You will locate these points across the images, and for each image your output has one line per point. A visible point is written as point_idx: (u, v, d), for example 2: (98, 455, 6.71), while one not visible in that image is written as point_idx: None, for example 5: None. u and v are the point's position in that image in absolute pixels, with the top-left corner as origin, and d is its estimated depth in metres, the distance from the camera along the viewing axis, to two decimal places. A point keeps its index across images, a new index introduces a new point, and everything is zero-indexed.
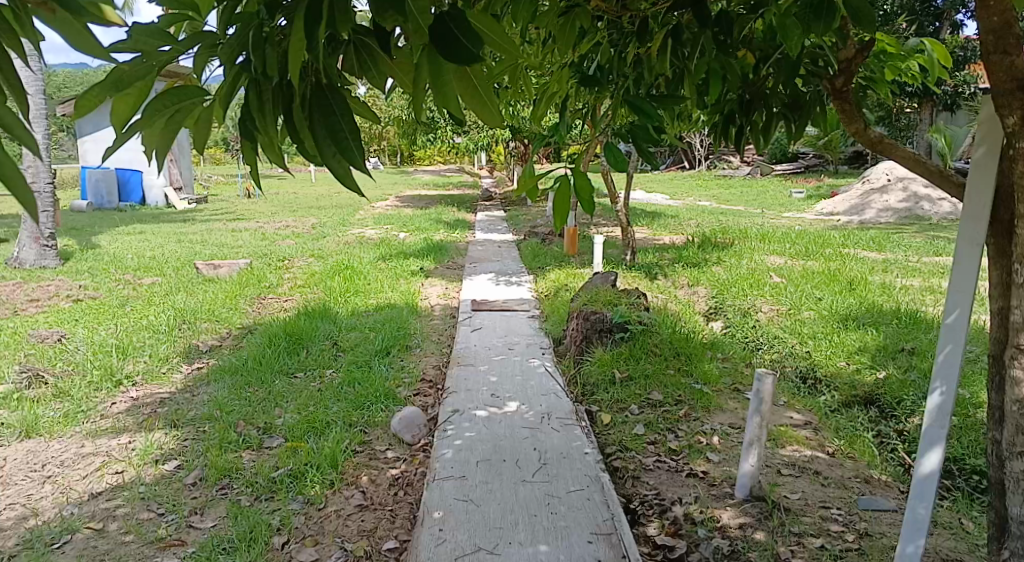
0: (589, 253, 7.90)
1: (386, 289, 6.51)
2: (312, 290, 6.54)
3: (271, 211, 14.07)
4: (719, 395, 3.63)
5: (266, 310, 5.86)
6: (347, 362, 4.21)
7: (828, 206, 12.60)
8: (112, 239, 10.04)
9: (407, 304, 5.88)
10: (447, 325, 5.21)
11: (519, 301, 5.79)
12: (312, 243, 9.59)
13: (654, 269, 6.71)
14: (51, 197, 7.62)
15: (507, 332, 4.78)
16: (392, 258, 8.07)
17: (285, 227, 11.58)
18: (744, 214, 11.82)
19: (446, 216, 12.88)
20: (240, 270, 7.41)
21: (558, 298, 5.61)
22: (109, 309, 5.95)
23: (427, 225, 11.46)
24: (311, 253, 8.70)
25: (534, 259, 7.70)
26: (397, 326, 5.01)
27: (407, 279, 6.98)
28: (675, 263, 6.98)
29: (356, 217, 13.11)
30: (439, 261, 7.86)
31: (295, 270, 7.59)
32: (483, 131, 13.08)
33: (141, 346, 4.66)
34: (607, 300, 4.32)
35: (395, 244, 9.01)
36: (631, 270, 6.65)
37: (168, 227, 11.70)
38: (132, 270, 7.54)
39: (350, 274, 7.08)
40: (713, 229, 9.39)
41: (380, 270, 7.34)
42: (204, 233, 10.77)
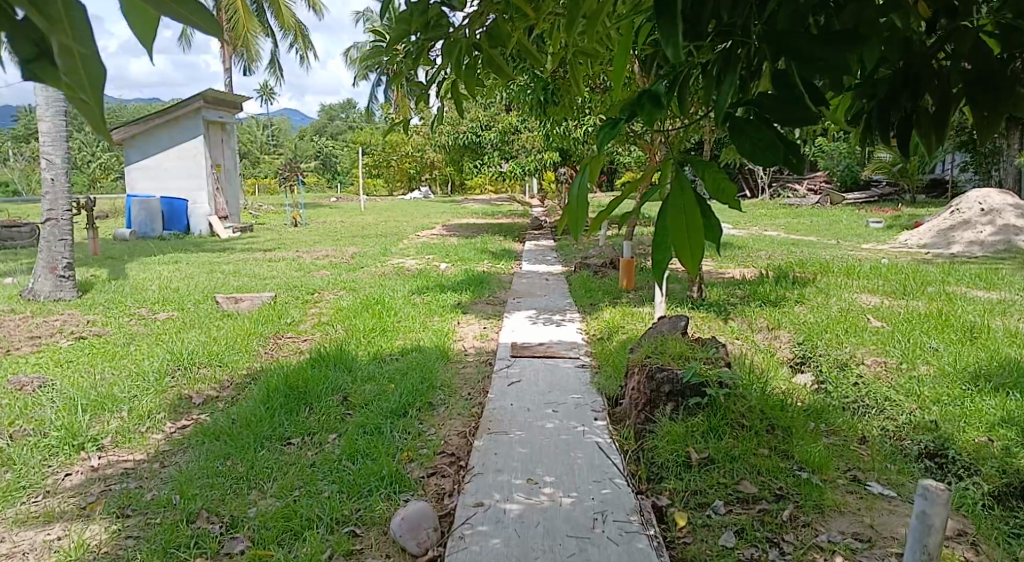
0: (648, 287, 7.03)
1: (417, 329, 5.76)
2: (335, 329, 5.84)
3: (314, 240, 13.63)
4: (832, 489, 2.73)
5: (279, 351, 5.16)
6: (354, 425, 3.44)
7: (911, 239, 11.42)
8: (143, 268, 9.64)
9: (439, 347, 5.10)
10: (481, 374, 4.41)
11: (567, 345, 4.94)
12: (347, 274, 8.96)
13: (726, 308, 5.79)
14: (70, 224, 7.14)
15: (551, 386, 3.93)
16: (428, 291, 7.35)
17: (323, 256, 11.05)
18: (818, 246, 10.78)
19: (493, 246, 12.15)
20: (262, 303, 6.79)
21: (614, 343, 4.75)
22: (111, 348, 5.37)
23: (471, 254, 10.75)
24: (344, 285, 8.06)
25: (584, 294, 6.87)
26: (421, 377, 4.22)
27: (442, 317, 6.21)
28: (749, 302, 6.04)
29: (398, 246, 12.51)
30: (478, 295, 7.10)
31: (323, 305, 6.92)
32: (532, 156, 12.37)
33: (125, 397, 4.00)
34: (678, 351, 3.42)
35: (434, 276, 8.31)
36: (698, 309, 5.75)
37: (205, 256, 11.31)
38: (151, 303, 7.00)
39: (380, 310, 6.35)
40: (787, 262, 8.38)
41: (413, 306, 6.60)
42: (239, 263, 10.30)
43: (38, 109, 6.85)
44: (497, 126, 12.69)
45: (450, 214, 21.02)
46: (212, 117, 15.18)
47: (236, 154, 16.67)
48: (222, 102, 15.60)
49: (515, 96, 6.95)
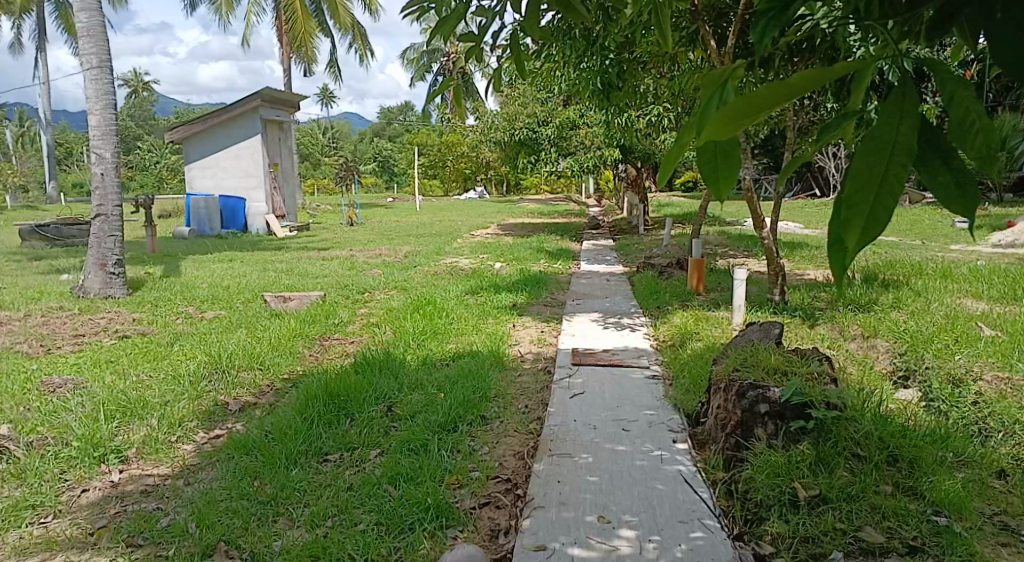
0: (720, 290, 6.49)
1: (470, 333, 5.36)
2: (384, 330, 5.49)
3: (368, 239, 13.45)
4: (978, 540, 2.22)
5: (324, 354, 4.83)
6: (397, 442, 3.05)
7: (1006, 240, 10.50)
8: (197, 266, 9.54)
9: (493, 352, 4.69)
10: (540, 383, 3.98)
11: (634, 352, 4.45)
12: (399, 274, 8.64)
13: (811, 313, 5.22)
14: (120, 220, 7.10)
15: (619, 400, 3.46)
16: (483, 292, 6.95)
17: (376, 255, 10.80)
18: (902, 247, 9.99)
19: (549, 245, 11.69)
20: (311, 302, 6.49)
21: (688, 351, 4.25)
22: (153, 348, 5.13)
23: (528, 254, 10.31)
24: (395, 284, 7.74)
25: (650, 295, 6.37)
26: (474, 386, 3.81)
27: (497, 319, 5.80)
28: (836, 307, 5.44)
29: (452, 245, 12.17)
30: (536, 296, 6.66)
31: (372, 305, 6.59)
32: (591, 152, 11.87)
33: (157, 402, 3.70)
34: (772, 364, 2.92)
35: (489, 276, 7.90)
36: (780, 314, 5.20)
37: (260, 254, 11.19)
38: (199, 301, 6.80)
39: (431, 312, 5.98)
40: (872, 264, 7.68)
41: (466, 308, 6.21)
42: (292, 261, 10.12)
43: (88, 102, 6.90)
44: (554, 121, 12.25)
45: (504, 214, 20.65)
46: (269, 116, 15.19)
47: (293, 152, 16.67)
48: (280, 101, 15.61)
49: (576, 83, 6.50)
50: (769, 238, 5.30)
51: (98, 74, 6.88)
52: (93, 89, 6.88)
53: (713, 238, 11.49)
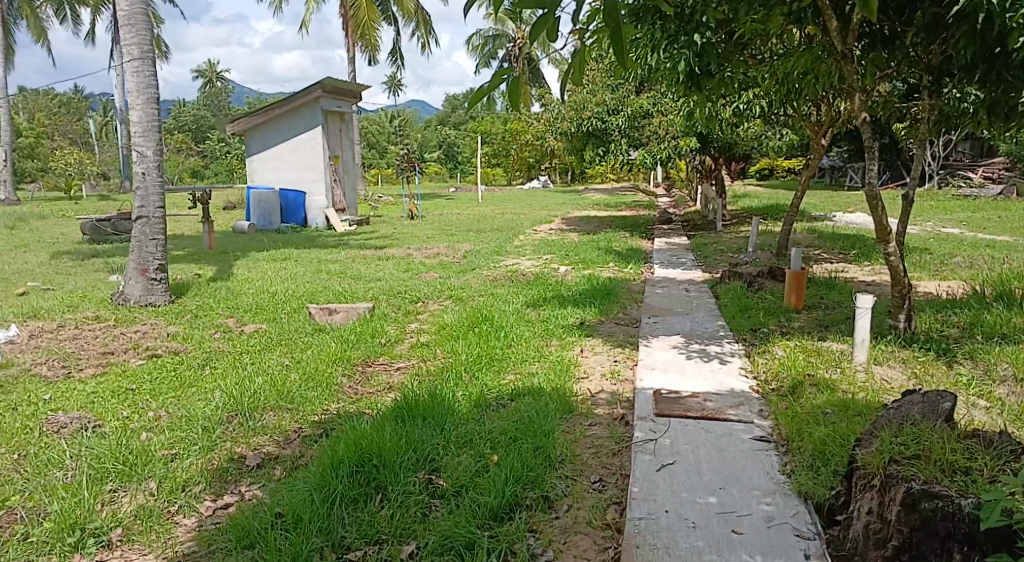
0: (823, 309, 5.62)
1: (533, 361, 4.65)
2: (435, 354, 4.84)
3: (428, 235, 12.92)
4: None
5: (366, 386, 4.23)
6: (435, 536, 2.40)
7: None
8: (248, 266, 9.14)
9: (559, 390, 3.97)
10: (617, 441, 3.25)
11: (732, 399, 3.65)
12: (457, 279, 8.01)
13: (947, 345, 4.33)
14: (162, 222, 6.68)
15: (723, 480, 2.71)
16: (546, 305, 6.24)
17: (434, 255, 10.23)
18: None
19: (618, 245, 10.86)
20: (359, 315, 5.91)
21: (803, 405, 3.44)
22: (181, 371, 4.64)
23: (595, 255, 9.52)
24: (452, 291, 7.12)
25: (741, 315, 5.55)
26: (536, 444, 3.10)
27: (562, 344, 5.07)
28: (975, 338, 4.50)
29: (514, 243, 11.48)
30: (606, 312, 5.91)
31: (424, 319, 5.96)
32: (665, 143, 10.99)
33: (161, 455, 3.15)
34: (948, 459, 2.13)
35: (553, 283, 7.18)
36: (907, 346, 4.33)
37: (316, 252, 10.78)
38: (241, 311, 6.32)
39: (489, 331, 5.30)
40: (1000, 276, 6.61)
41: (527, 327, 5.51)
42: (347, 261, 9.64)
43: (129, 96, 6.48)
44: (626, 109, 11.38)
45: (568, 206, 19.82)
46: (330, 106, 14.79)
47: (354, 144, 16.23)
48: (340, 91, 15.19)
49: (657, 70, 5.70)
50: (894, 253, 4.39)
51: (139, 66, 6.42)
52: (132, 85, 6.45)
53: (801, 237, 10.43)
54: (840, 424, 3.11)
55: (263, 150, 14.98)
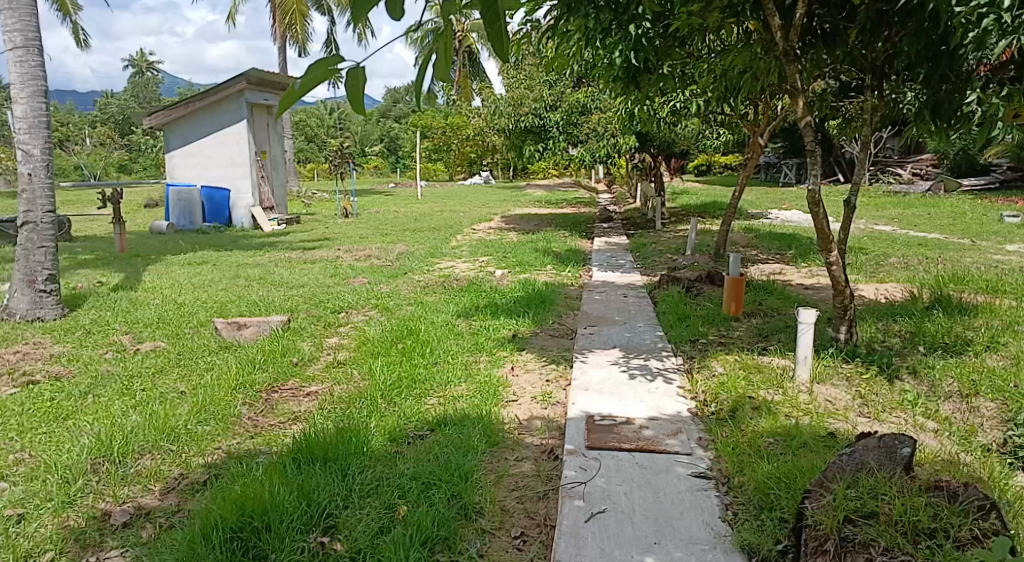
0: (763, 316, 5.43)
1: (458, 382, 4.27)
2: (352, 376, 4.41)
3: (362, 235, 12.41)
4: None
5: (270, 417, 3.80)
6: None
7: None
8: (159, 272, 8.47)
9: (484, 417, 3.60)
10: (544, 481, 2.90)
11: (670, 426, 3.33)
12: (386, 285, 7.56)
13: (889, 356, 4.16)
14: (53, 229, 6.05)
15: (659, 533, 2.41)
16: (478, 315, 5.88)
17: (365, 257, 9.74)
18: (955, 252, 8.94)
19: (557, 245, 10.57)
20: (271, 329, 5.43)
21: (746, 434, 3.15)
22: (59, 401, 4.09)
23: (533, 257, 9.20)
24: (379, 299, 6.69)
25: (679, 325, 5.30)
26: (451, 492, 2.73)
27: (492, 361, 4.70)
28: (917, 350, 4.33)
29: (451, 244, 11.07)
30: (541, 322, 5.59)
31: (345, 333, 5.51)
32: (603, 140, 10.75)
33: (4, 519, 2.68)
34: (910, 519, 1.89)
35: (487, 290, 6.82)
36: (849, 359, 4.14)
37: (239, 255, 10.16)
38: (142, 325, 5.75)
39: (414, 347, 4.89)
40: (935, 278, 6.57)
41: (455, 340, 5.13)
42: (270, 265, 9.07)
43: (12, 88, 5.80)
44: (564, 105, 11.09)
45: (508, 204, 19.50)
46: (256, 99, 14.09)
47: (283, 138, 15.50)
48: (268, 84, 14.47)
49: (591, 66, 5.39)
50: (836, 262, 4.17)
51: (23, 55, 5.76)
52: (14, 76, 5.79)
53: (739, 236, 10.35)
54: (784, 459, 2.83)
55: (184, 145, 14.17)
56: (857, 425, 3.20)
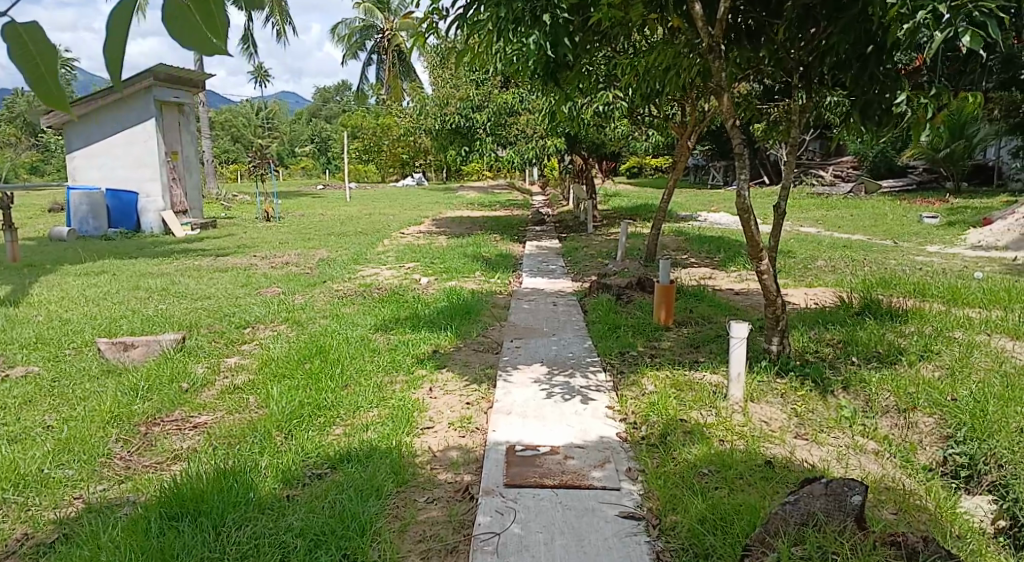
0: (694, 325, 5.23)
1: (368, 406, 3.87)
2: (250, 403, 3.96)
3: (282, 239, 11.80)
4: None
5: (147, 457, 3.34)
6: None
7: (985, 243, 9.68)
8: (50, 284, 7.73)
9: (392, 449, 3.22)
10: (455, 529, 2.55)
11: (596, 454, 3.02)
12: (301, 296, 7.05)
13: (823, 368, 3.99)
14: None
15: None
16: (396, 328, 5.48)
17: (283, 264, 9.19)
18: (878, 253, 9.05)
19: (487, 250, 10.23)
20: (163, 349, 4.90)
21: (677, 463, 2.87)
22: None
23: (461, 263, 8.84)
24: (291, 311, 6.21)
25: (608, 335, 5.05)
26: (343, 550, 2.36)
27: (408, 381, 4.31)
28: (851, 362, 4.17)
29: (376, 249, 10.58)
30: (464, 335, 5.23)
31: (248, 353, 5.02)
32: (533, 141, 10.50)
33: None
34: None
35: (409, 299, 6.43)
36: (783, 371, 3.94)
37: (145, 263, 9.44)
38: (16, 347, 5.12)
39: (322, 366, 4.46)
40: (863, 282, 6.54)
41: (369, 357, 4.73)
42: (177, 275, 8.42)
43: None
44: (491, 104, 10.76)
45: (439, 206, 19.08)
46: (165, 96, 13.33)
47: (197, 139, 14.72)
48: (177, 80, 13.76)
49: (512, 63, 5.09)
50: (767, 271, 3.91)
51: None
52: None
53: (670, 239, 10.26)
54: (719, 494, 2.56)
55: (87, 145, 13.26)
56: (796, 449, 2.96)
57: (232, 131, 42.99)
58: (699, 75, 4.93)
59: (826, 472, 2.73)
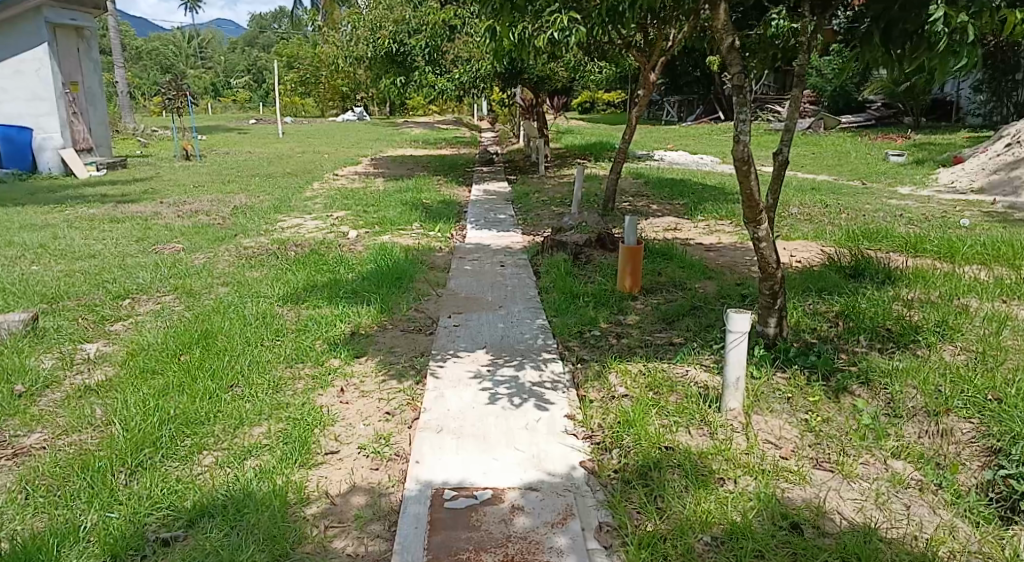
0: (663, 292, 4.45)
1: (256, 419, 2.96)
2: (98, 417, 3.02)
3: (198, 182, 10.53)
4: None
5: None
6: None
7: (959, 184, 9.11)
8: None
9: (273, 494, 2.35)
10: None
11: (552, 502, 2.20)
12: (203, 254, 6.00)
13: (829, 352, 3.25)
14: None
15: None
16: (310, 299, 4.54)
17: (192, 212, 8.04)
18: (850, 197, 8.41)
19: (428, 195, 9.22)
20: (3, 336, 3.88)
21: (667, 518, 2.07)
22: None
23: (397, 211, 7.87)
24: (185, 276, 5.20)
25: (565, 308, 4.23)
26: None
27: (313, 378, 3.41)
28: (860, 346, 3.42)
29: (304, 193, 9.47)
30: (390, 308, 4.34)
31: (116, 338, 4.02)
32: (477, 72, 9.42)
33: None
34: None
35: (330, 259, 5.48)
36: (783, 360, 3.17)
37: (29, 212, 8.16)
38: None
39: (204, 359, 3.51)
40: (847, 233, 5.83)
41: (269, 342, 3.80)
42: (62, 227, 7.22)
43: None
44: (429, 27, 9.58)
45: (381, 143, 17.80)
46: (58, 18, 11.64)
47: (100, 68, 13.01)
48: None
49: None
50: (766, 239, 3.06)
51: None
52: None
53: (629, 182, 9.43)
54: None
55: None
56: (821, 492, 2.20)
57: (157, 60, 39.92)
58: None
59: (869, 533, 1.98)
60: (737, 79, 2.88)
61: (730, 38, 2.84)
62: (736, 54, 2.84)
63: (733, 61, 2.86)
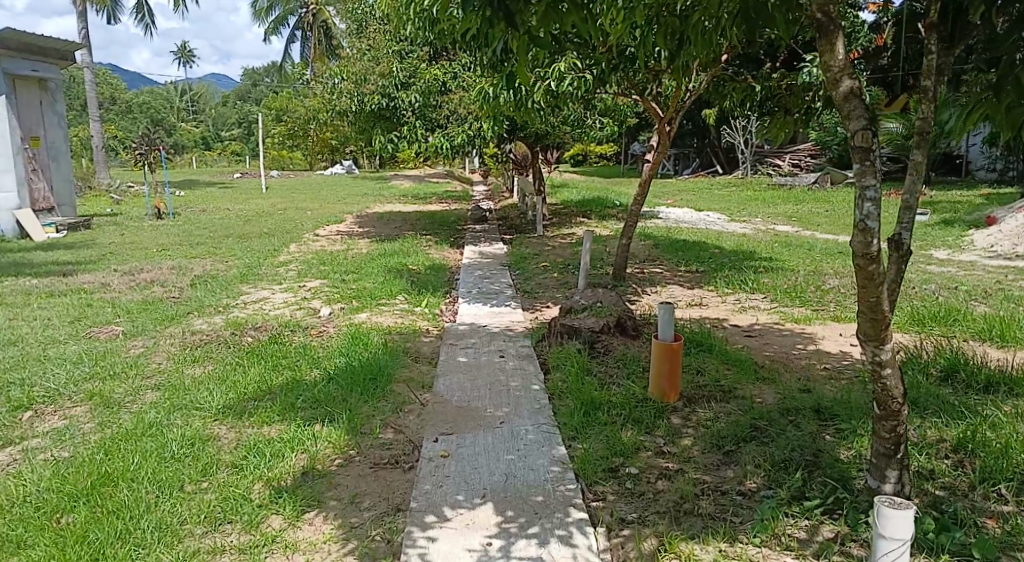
0: (709, 400, 3.50)
1: None
2: None
3: (163, 244, 9.59)
4: None
5: None
6: None
7: (999, 249, 8.29)
8: None
9: None
10: None
11: None
12: (144, 340, 5.02)
13: (973, 521, 2.30)
14: None
15: None
16: (259, 410, 3.55)
17: (147, 282, 7.08)
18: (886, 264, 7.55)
19: (415, 259, 8.33)
20: None
21: None
22: None
23: (380, 280, 6.94)
24: (109, 373, 4.20)
25: (587, 426, 3.27)
26: None
27: (241, 552, 2.40)
28: (1003, 504, 2.46)
29: (277, 258, 8.55)
30: (361, 426, 3.36)
31: None
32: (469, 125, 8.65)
33: None
34: None
35: (292, 349, 4.50)
36: (918, 536, 2.21)
37: None
38: None
39: (87, 525, 2.50)
40: (910, 314, 4.91)
41: (191, 487, 2.80)
42: None
43: None
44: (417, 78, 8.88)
45: (369, 198, 17.01)
46: (18, 70, 10.84)
47: (65, 122, 12.22)
48: (36, 50, 11.27)
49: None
50: (891, 365, 2.14)
51: None
52: None
53: (637, 245, 8.57)
54: None
55: None
56: None
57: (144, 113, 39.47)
58: (724, 36, 3.19)
59: None
60: (859, 138, 1.98)
61: (849, 81, 1.96)
62: (857, 103, 1.96)
63: (851, 113, 1.98)
